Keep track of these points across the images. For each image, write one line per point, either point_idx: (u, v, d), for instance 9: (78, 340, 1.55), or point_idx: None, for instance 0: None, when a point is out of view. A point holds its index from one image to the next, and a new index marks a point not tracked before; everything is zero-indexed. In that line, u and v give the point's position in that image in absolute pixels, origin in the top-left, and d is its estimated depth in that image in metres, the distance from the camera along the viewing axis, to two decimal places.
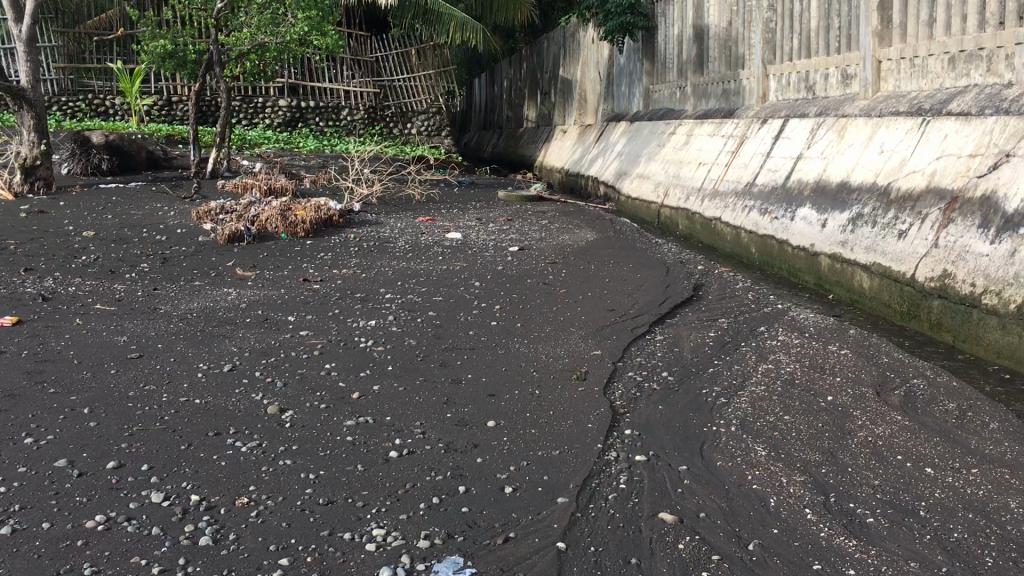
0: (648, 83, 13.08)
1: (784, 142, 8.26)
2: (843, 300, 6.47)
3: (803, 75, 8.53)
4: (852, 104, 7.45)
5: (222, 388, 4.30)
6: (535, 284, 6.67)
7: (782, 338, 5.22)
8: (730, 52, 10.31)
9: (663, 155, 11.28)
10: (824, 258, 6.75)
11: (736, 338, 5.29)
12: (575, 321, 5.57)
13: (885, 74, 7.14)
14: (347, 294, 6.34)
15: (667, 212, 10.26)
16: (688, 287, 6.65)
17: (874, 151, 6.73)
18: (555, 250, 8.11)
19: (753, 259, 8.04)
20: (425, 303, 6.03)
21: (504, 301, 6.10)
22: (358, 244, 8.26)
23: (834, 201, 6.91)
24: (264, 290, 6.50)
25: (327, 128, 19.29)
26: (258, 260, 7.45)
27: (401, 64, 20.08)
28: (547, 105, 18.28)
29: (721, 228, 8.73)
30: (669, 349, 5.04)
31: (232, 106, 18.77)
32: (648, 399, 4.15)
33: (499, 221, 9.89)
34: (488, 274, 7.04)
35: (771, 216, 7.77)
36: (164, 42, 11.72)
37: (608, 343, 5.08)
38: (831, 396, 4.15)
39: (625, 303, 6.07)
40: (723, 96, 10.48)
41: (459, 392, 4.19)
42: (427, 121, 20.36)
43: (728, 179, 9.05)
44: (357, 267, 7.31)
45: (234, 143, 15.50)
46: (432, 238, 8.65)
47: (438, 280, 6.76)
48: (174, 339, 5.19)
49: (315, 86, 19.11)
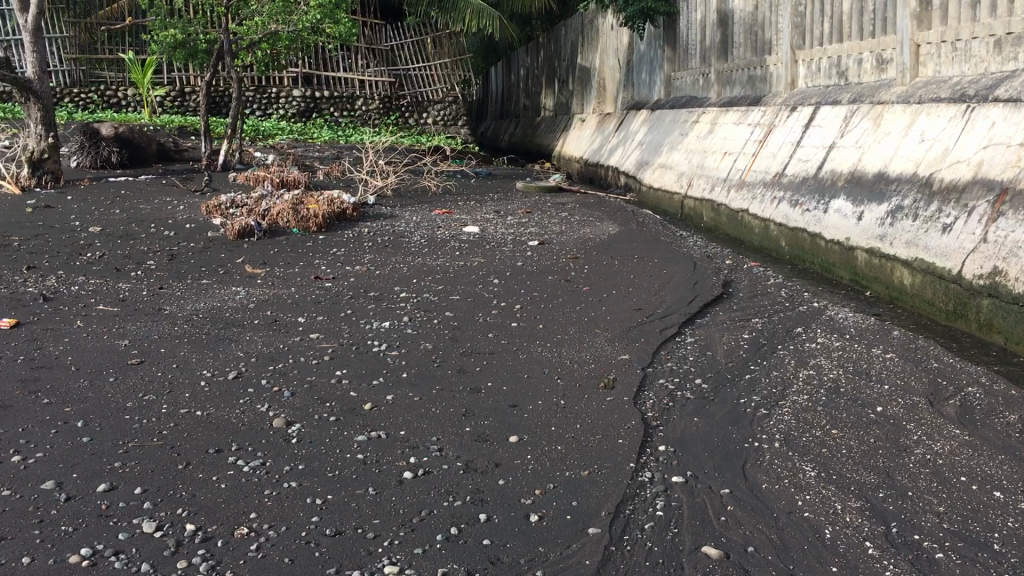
0: (670, 70, 12.71)
1: (816, 130, 7.89)
2: (882, 298, 6.13)
3: (834, 61, 8.15)
4: (888, 91, 7.07)
5: (226, 398, 4.04)
6: (556, 281, 6.38)
7: (821, 340, 4.91)
8: (755, 38, 9.92)
9: (686, 145, 10.93)
10: (861, 253, 6.41)
11: (771, 339, 4.97)
12: (600, 322, 5.27)
13: (924, 59, 6.76)
14: (360, 293, 6.06)
15: (692, 203, 9.92)
16: (716, 284, 6.33)
17: (915, 139, 6.35)
18: (576, 244, 7.81)
19: (784, 253, 7.70)
20: (441, 302, 5.75)
21: (524, 300, 5.80)
22: (371, 239, 7.98)
23: (871, 192, 6.56)
24: (273, 288, 6.24)
25: (342, 118, 19.01)
26: (268, 257, 7.19)
27: (416, 53, 19.73)
28: (564, 93, 17.92)
29: (748, 221, 8.39)
30: (701, 352, 4.73)
31: (246, 97, 18.29)
32: (683, 410, 3.86)
33: (517, 213, 9.59)
34: (507, 270, 6.74)
35: (802, 209, 7.42)
36: (174, 32, 11.48)
37: (635, 346, 4.78)
38: (881, 406, 3.84)
39: (652, 302, 5.76)
40: (749, 83, 10.10)
41: (479, 402, 3.91)
42: (444, 110, 20.49)
43: (755, 169, 8.69)
44: (370, 263, 7.04)
45: (247, 135, 15.27)
46: (449, 233, 8.36)
47: (454, 278, 6.47)
48: (177, 343, 4.94)
49: (330, 75, 18.85)
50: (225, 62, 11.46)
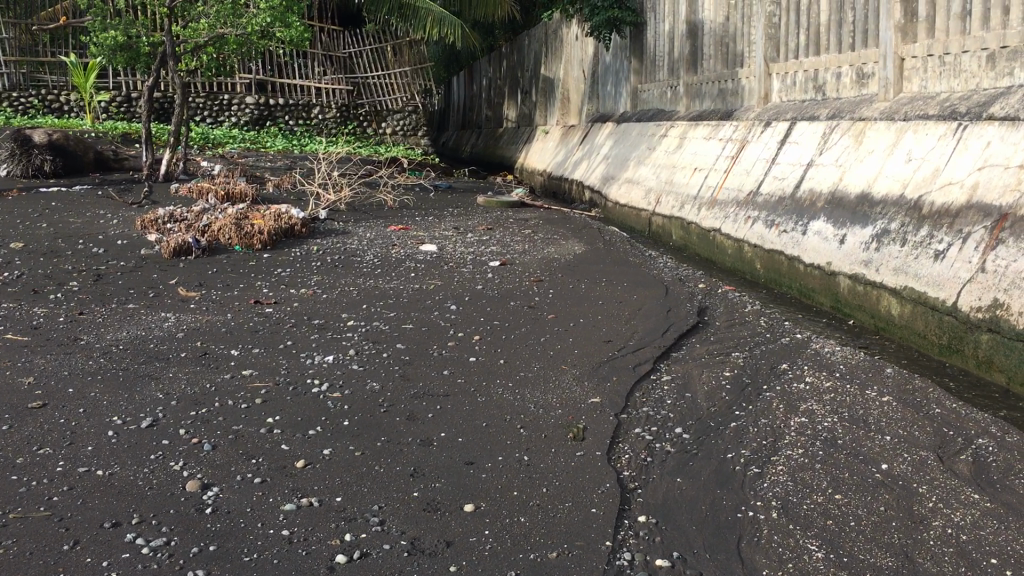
0: (636, 82, 12.33)
1: (792, 147, 7.52)
2: (867, 327, 5.74)
3: (811, 74, 7.80)
4: (870, 106, 6.71)
5: (135, 453, 3.46)
6: (519, 308, 5.88)
7: (810, 379, 4.46)
8: (727, 49, 9.56)
9: (654, 159, 10.53)
10: (844, 278, 6.01)
11: (756, 378, 4.52)
12: (567, 357, 4.77)
13: (908, 73, 6.42)
14: (303, 321, 5.50)
15: (660, 220, 9.51)
16: (692, 312, 5.88)
17: (901, 159, 5.99)
18: (541, 265, 7.33)
19: (759, 276, 7.30)
20: (392, 332, 5.22)
21: (484, 330, 5.29)
22: (320, 258, 7.42)
23: (853, 214, 6.17)
24: (207, 315, 5.64)
25: (296, 127, 18.40)
26: (205, 278, 6.59)
27: (375, 61, 19.18)
28: (527, 104, 17.49)
29: (721, 241, 7.99)
30: (680, 394, 4.25)
31: (195, 104, 17.70)
32: (663, 468, 3.37)
33: (478, 230, 9.08)
34: (466, 294, 6.23)
35: (779, 230, 7.03)
36: (115, 33, 10.82)
37: (607, 387, 4.29)
38: (887, 464, 3.40)
39: (623, 333, 5.28)
40: (719, 97, 9.74)
41: (429, 460, 3.38)
42: (403, 120, 19.45)
43: (728, 187, 8.30)
44: (317, 286, 6.48)
45: (196, 143, 14.59)
46: (404, 252, 7.82)
47: (408, 303, 5.94)
48: (90, 381, 4.33)
49: (285, 82, 18.21)
50: (170, 66, 10.80)
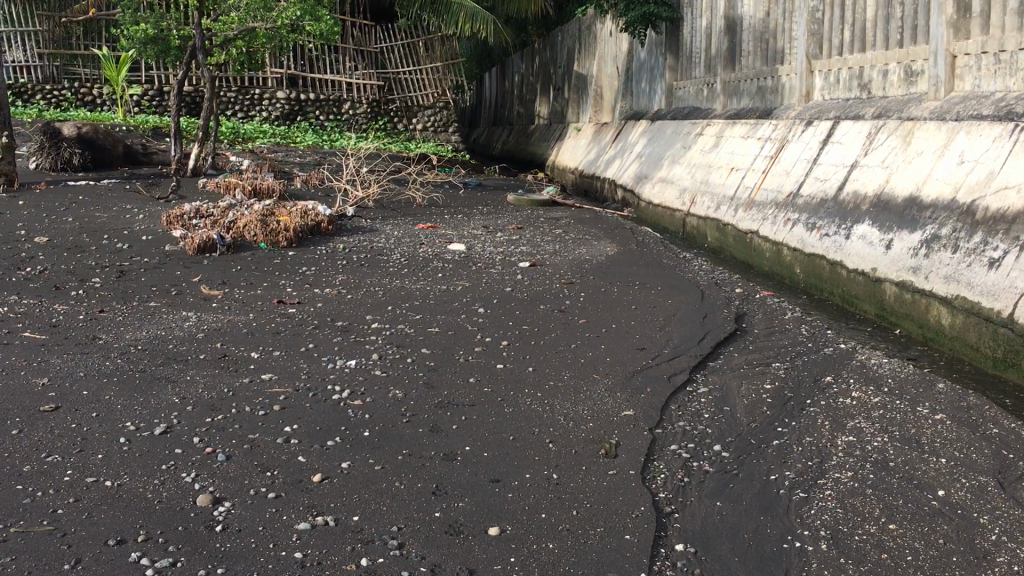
0: (672, 79, 12.06)
1: (835, 146, 7.24)
2: (914, 337, 5.46)
3: (855, 72, 7.52)
4: (919, 105, 6.42)
5: (146, 463, 3.32)
6: (549, 312, 5.69)
7: (857, 394, 4.21)
8: (766, 46, 9.28)
9: (689, 158, 10.27)
10: (890, 285, 5.74)
11: (798, 391, 4.28)
12: (598, 365, 4.57)
13: (960, 71, 6.12)
14: (326, 323, 5.37)
15: (695, 221, 9.26)
16: (729, 318, 5.65)
17: (952, 160, 5.69)
18: (572, 267, 7.14)
19: (798, 281, 7.04)
20: (417, 337, 5.06)
21: (512, 336, 5.11)
22: (346, 257, 7.29)
23: (900, 218, 5.89)
24: (228, 316, 5.54)
25: (327, 122, 18.28)
26: (228, 276, 6.51)
27: (406, 55, 19.00)
28: (560, 101, 17.27)
29: (758, 244, 7.73)
30: (717, 408, 4.03)
31: (226, 98, 17.65)
32: (701, 490, 3.16)
33: (507, 229, 8.91)
34: (495, 296, 6.06)
35: (820, 233, 6.76)
36: (146, 26, 10.79)
37: (641, 399, 4.08)
38: (944, 490, 3.15)
39: (656, 340, 5.07)
40: (758, 95, 9.46)
41: (452, 476, 3.20)
42: (434, 116, 19.39)
43: (766, 188, 8.03)
44: (342, 285, 6.35)
45: (226, 137, 14.59)
46: (432, 251, 7.67)
47: (435, 306, 5.78)
48: (104, 383, 4.22)
49: (316, 77, 18.12)
50: (198, 60, 10.72)
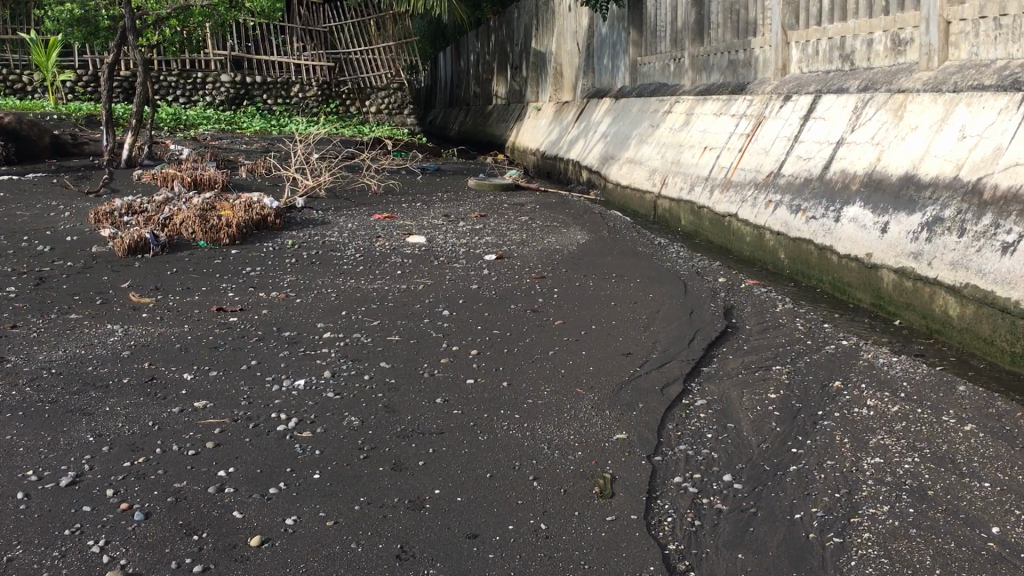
0: (635, 55, 11.55)
1: (818, 122, 6.77)
2: (916, 328, 5.03)
3: (837, 42, 7.06)
4: (910, 77, 5.96)
5: (45, 528, 2.74)
6: (521, 312, 5.17)
7: (873, 402, 3.74)
8: (736, 17, 8.79)
9: (658, 137, 9.78)
10: (888, 272, 5.29)
11: (808, 399, 3.81)
12: (581, 377, 4.06)
13: (955, 39, 5.67)
14: (271, 333, 4.79)
15: (667, 204, 8.80)
16: (717, 314, 5.18)
17: (952, 135, 5.23)
18: (541, 258, 6.63)
19: (783, 267, 6.60)
20: (376, 348, 4.51)
21: (482, 343, 4.58)
22: (295, 254, 6.68)
23: (896, 199, 5.44)
24: (160, 328, 4.94)
25: (275, 106, 17.50)
26: (163, 280, 5.91)
27: (357, 35, 18.13)
28: (518, 81, 16.67)
29: (737, 228, 7.28)
30: (720, 426, 3.55)
31: (166, 82, 16.76)
32: (717, 537, 2.67)
33: (470, 218, 8.35)
34: (460, 296, 5.52)
35: (806, 216, 6.31)
36: (71, 6, 10.02)
37: (633, 419, 3.58)
38: (999, 527, 2.67)
39: (641, 342, 4.58)
40: (729, 69, 8.98)
41: (420, 532, 2.68)
42: (388, 98, 18.49)
43: (743, 167, 7.57)
44: (291, 287, 5.77)
45: (167, 124, 13.77)
46: (390, 244, 7.09)
47: (395, 309, 5.23)
48: (6, 418, 3.62)
49: (262, 59, 17.32)
50: (129, 42, 9.92)
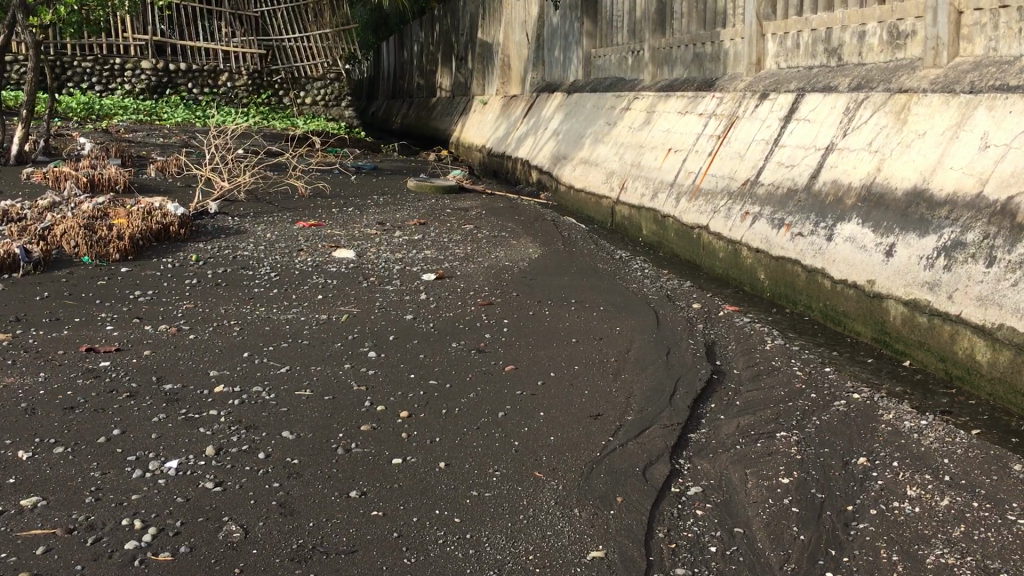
0: (589, 47, 10.71)
1: (801, 125, 5.98)
2: (933, 373, 4.26)
3: (820, 35, 6.28)
4: (913, 74, 5.20)
5: None
6: (464, 352, 4.27)
7: (915, 493, 2.92)
8: (703, 6, 7.97)
9: (616, 137, 8.93)
10: (894, 304, 4.51)
11: (832, 486, 2.99)
12: (540, 454, 3.17)
13: (967, 32, 4.92)
14: (147, 388, 3.78)
15: (626, 210, 7.96)
16: (699, 356, 4.34)
17: (970, 144, 4.45)
18: (488, 278, 5.73)
19: (763, 289, 5.79)
20: (280, 409, 3.56)
21: (416, 400, 3.66)
22: (198, 272, 5.65)
23: (903, 217, 4.66)
24: (5, 378, 3.88)
25: (202, 96, 16.19)
26: (28, 308, 4.84)
27: (292, 21, 16.74)
28: (463, 73, 15.70)
29: (709, 242, 6.47)
30: (726, 532, 2.70)
31: (81, 69, 15.42)
32: None
33: (407, 226, 7.39)
34: (392, 329, 4.59)
35: (791, 232, 5.51)
36: None
37: (613, 524, 2.70)
38: None
39: (612, 399, 3.70)
40: (694, 63, 8.18)
41: None
42: (324, 89, 17.16)
43: (714, 173, 6.76)
44: (186, 319, 4.76)
45: (74, 115, 12.47)
46: (311, 260, 6.08)
47: (311, 349, 4.27)
48: None
49: (187, 44, 15.96)
50: (18, 21, 8.71)
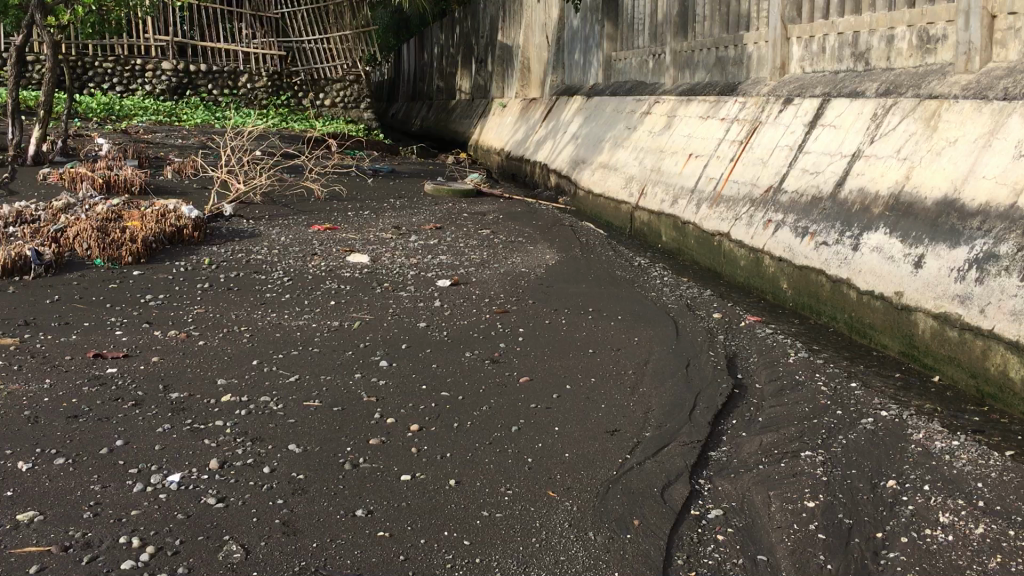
0: (609, 50, 10.58)
1: (827, 131, 5.82)
2: (963, 390, 4.11)
3: (847, 39, 6.13)
4: (943, 80, 5.04)
5: None
6: (478, 363, 4.16)
7: (948, 519, 2.78)
8: (726, 9, 7.82)
9: (636, 141, 8.80)
10: (923, 317, 4.35)
11: (859, 511, 2.85)
12: (553, 472, 3.05)
13: (1001, 36, 4.75)
14: (153, 396, 3.69)
15: (646, 216, 7.82)
16: (720, 369, 4.20)
17: (1003, 152, 4.29)
18: (503, 284, 5.62)
19: (785, 299, 5.65)
20: (287, 420, 3.46)
21: (427, 413, 3.55)
22: (210, 276, 5.58)
23: (933, 228, 4.50)
24: (10, 384, 3.81)
25: (221, 97, 16.19)
26: (38, 312, 4.79)
27: (312, 23, 16.64)
28: (483, 76, 15.62)
29: (730, 249, 6.33)
30: (748, 560, 2.57)
31: (101, 69, 15.47)
32: None
33: (423, 230, 7.30)
34: (405, 337, 4.49)
35: (816, 241, 5.36)
36: None
37: (629, 550, 2.58)
38: None
39: (629, 414, 3.58)
40: (716, 66, 8.04)
41: None
42: (344, 91, 17.00)
43: (736, 178, 6.61)
44: (196, 324, 4.68)
45: (94, 115, 12.49)
46: (325, 264, 6.00)
47: (321, 358, 4.17)
48: None
49: (207, 45, 15.98)
50: (36, 22, 8.71)
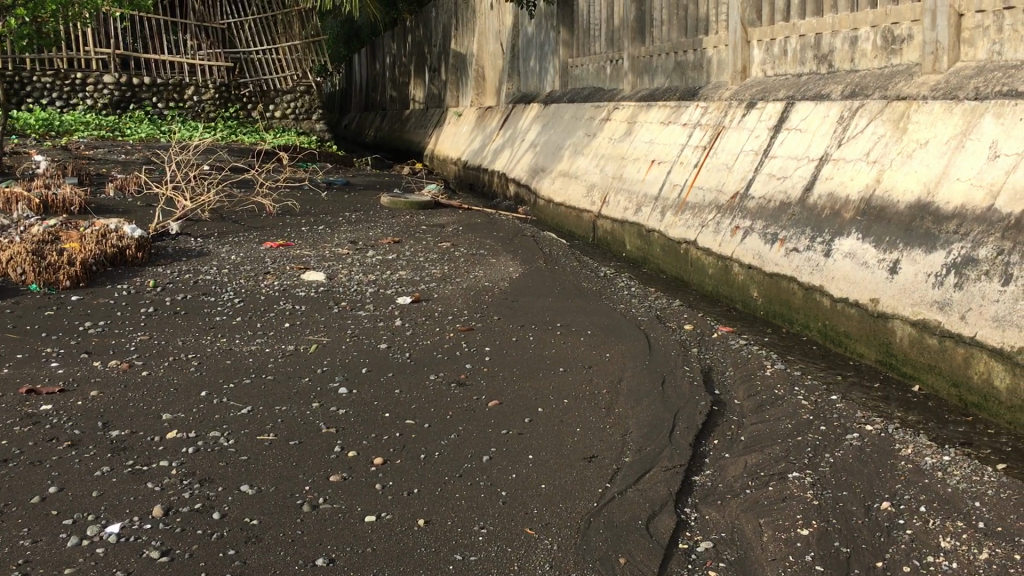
0: (565, 56, 10.44)
1: (792, 135, 5.71)
2: (945, 399, 3.99)
3: (809, 41, 6.03)
4: (910, 81, 4.95)
5: None
6: (444, 386, 3.93)
7: (949, 544, 2.63)
8: (684, 14, 7.71)
9: (595, 148, 8.64)
10: (901, 324, 4.23)
11: (857, 539, 2.68)
12: (529, 506, 2.84)
13: (967, 35, 4.67)
14: (91, 435, 3.40)
15: (609, 224, 7.66)
16: (696, 384, 4.03)
17: (976, 153, 4.19)
18: (466, 300, 5.39)
19: (756, 307, 5.51)
20: (239, 458, 3.19)
21: (391, 444, 3.31)
22: (155, 300, 5.26)
23: (907, 232, 4.39)
24: None
25: (167, 110, 15.73)
26: None
27: (259, 33, 16.33)
28: (437, 85, 15.39)
29: (697, 257, 6.18)
30: None
31: (40, 83, 14.90)
32: None
33: (380, 245, 7.04)
34: (365, 361, 4.24)
35: (786, 247, 5.23)
36: None
37: None
38: None
39: (606, 438, 3.38)
40: (676, 71, 7.92)
41: None
42: (295, 101, 16.81)
43: (701, 185, 6.48)
44: (139, 352, 4.37)
45: (32, 132, 11.99)
46: (278, 283, 5.71)
47: (276, 386, 3.90)
48: None
49: (151, 57, 15.51)
50: None
